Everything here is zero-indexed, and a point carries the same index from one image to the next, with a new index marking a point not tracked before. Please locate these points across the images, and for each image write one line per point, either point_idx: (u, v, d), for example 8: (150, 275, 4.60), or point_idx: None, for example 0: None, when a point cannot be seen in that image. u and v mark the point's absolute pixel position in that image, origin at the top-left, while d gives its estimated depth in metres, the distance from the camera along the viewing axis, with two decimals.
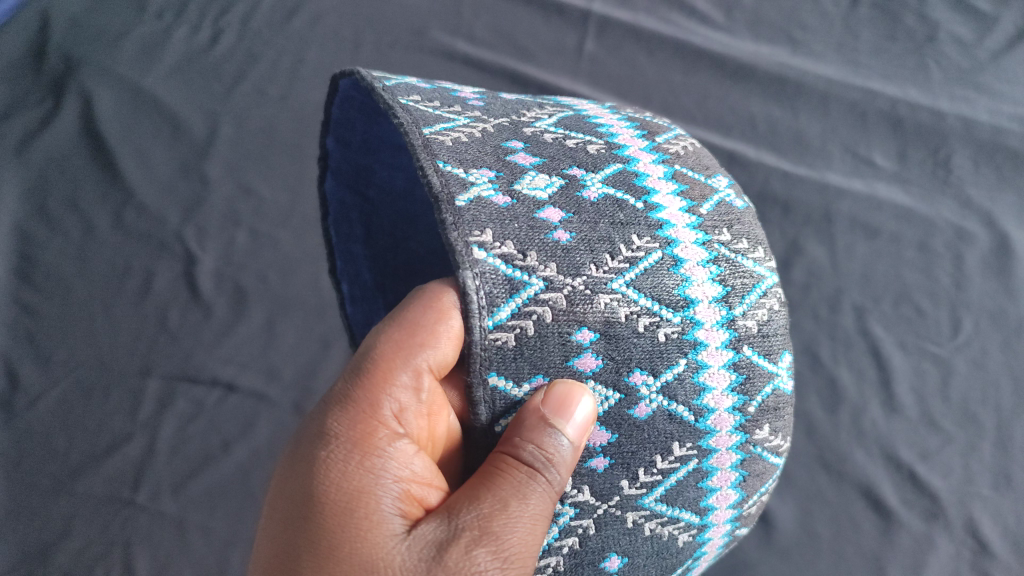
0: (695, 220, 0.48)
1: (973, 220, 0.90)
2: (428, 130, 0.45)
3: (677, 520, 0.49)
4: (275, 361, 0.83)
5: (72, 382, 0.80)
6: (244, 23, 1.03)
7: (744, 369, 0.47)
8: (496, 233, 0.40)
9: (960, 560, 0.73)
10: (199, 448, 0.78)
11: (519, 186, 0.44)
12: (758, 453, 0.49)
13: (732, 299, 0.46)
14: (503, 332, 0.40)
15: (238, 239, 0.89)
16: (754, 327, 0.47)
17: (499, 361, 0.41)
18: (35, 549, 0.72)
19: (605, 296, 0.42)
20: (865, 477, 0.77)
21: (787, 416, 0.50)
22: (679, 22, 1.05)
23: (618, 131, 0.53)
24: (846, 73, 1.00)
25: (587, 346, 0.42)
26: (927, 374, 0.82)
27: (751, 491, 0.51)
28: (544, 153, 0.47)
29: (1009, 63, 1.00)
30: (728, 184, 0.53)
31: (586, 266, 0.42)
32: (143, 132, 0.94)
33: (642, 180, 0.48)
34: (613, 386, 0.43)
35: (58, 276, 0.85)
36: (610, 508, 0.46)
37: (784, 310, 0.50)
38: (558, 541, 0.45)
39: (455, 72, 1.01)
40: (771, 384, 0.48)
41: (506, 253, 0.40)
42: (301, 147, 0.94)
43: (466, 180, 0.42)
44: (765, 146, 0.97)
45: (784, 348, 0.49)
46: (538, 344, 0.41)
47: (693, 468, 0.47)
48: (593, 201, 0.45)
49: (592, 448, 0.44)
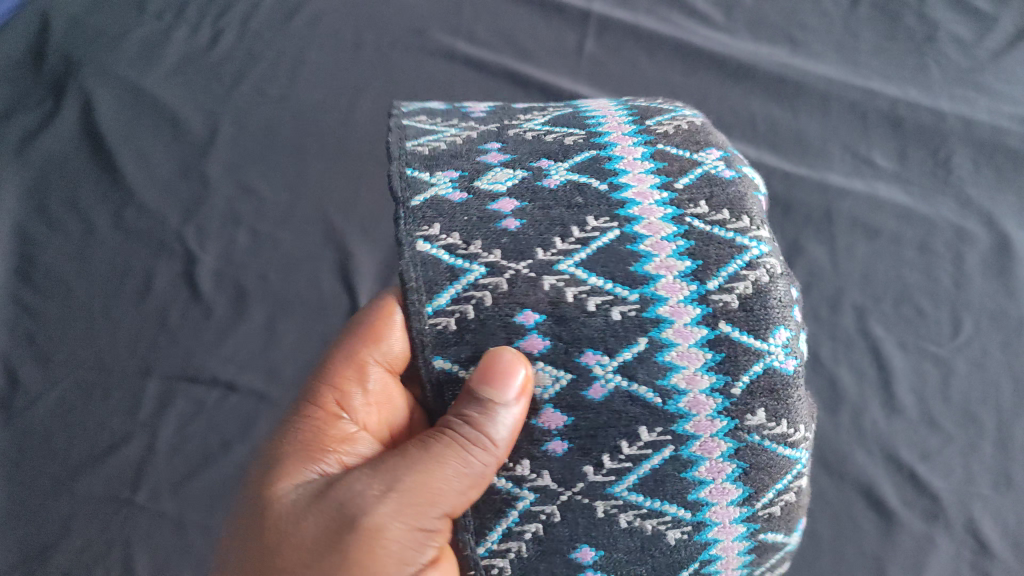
0: (666, 196, 0.47)
1: (973, 220, 0.90)
2: (410, 142, 0.51)
3: (661, 514, 0.46)
4: (275, 361, 0.83)
5: (72, 382, 0.80)
6: (244, 23, 1.02)
7: (725, 347, 0.45)
8: (443, 227, 0.46)
9: (960, 560, 0.72)
10: (199, 447, 0.78)
11: (476, 183, 0.48)
12: (756, 442, 0.45)
13: (703, 274, 0.45)
14: (443, 317, 0.45)
15: (239, 239, 0.89)
16: (734, 301, 0.45)
17: (443, 344, 0.45)
18: (35, 549, 0.72)
19: (550, 277, 0.45)
20: (865, 477, 0.77)
21: (795, 401, 0.46)
22: (679, 22, 1.05)
23: (607, 119, 0.54)
24: (846, 73, 1.00)
25: (530, 327, 0.45)
26: (927, 374, 0.82)
27: (760, 486, 0.47)
28: (517, 149, 0.51)
29: (1009, 63, 1.00)
30: (719, 155, 0.50)
31: (533, 251, 0.46)
32: (143, 131, 0.94)
33: (615, 163, 0.49)
34: (564, 366, 0.45)
35: (58, 276, 0.85)
36: (575, 494, 0.45)
37: (782, 283, 0.46)
38: (518, 526, 0.46)
39: (455, 72, 1.01)
40: (761, 363, 0.45)
41: (450, 243, 0.46)
42: (302, 147, 0.94)
43: (427, 182, 0.48)
44: (765, 146, 0.97)
45: (779, 323, 0.45)
46: (478, 325, 0.45)
47: (669, 455, 0.45)
48: (551, 187, 0.48)
49: (548, 431, 0.46)
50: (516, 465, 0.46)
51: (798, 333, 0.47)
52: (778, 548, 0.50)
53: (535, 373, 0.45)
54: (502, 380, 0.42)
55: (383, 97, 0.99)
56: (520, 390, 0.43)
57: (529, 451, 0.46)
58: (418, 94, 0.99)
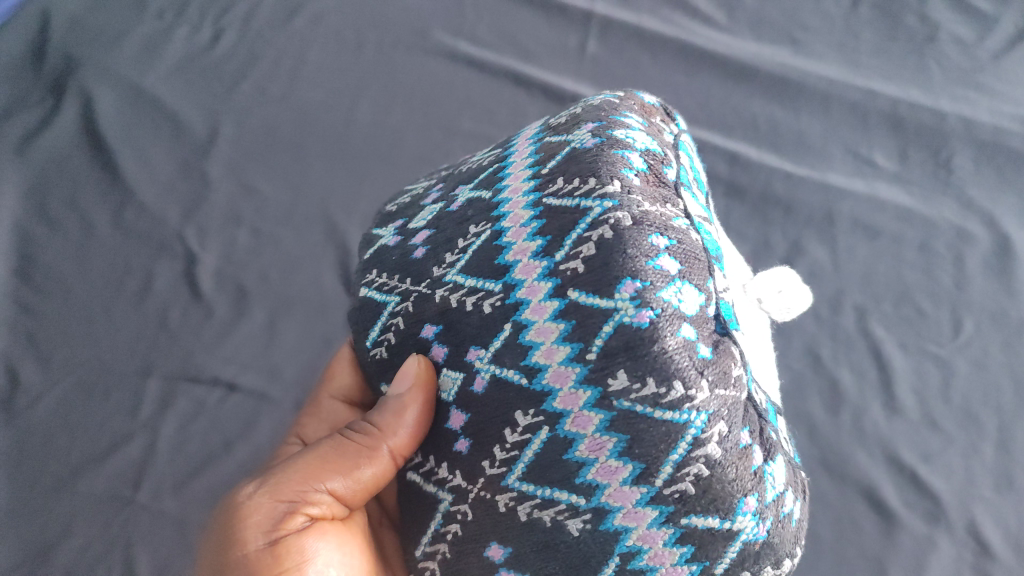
0: (531, 185, 0.46)
1: (974, 221, 0.90)
2: (388, 206, 0.64)
3: (556, 503, 0.42)
4: (276, 361, 0.83)
5: (72, 383, 0.80)
6: (245, 23, 1.02)
7: (573, 313, 0.40)
8: (378, 271, 0.55)
9: (961, 562, 0.72)
10: (201, 447, 0.78)
11: (409, 225, 0.56)
12: (628, 409, 0.39)
13: (552, 248, 0.42)
14: (377, 346, 0.53)
15: (239, 239, 0.89)
16: (580, 266, 0.40)
17: (380, 369, 0.53)
18: (36, 550, 0.72)
19: (439, 290, 0.48)
20: (865, 478, 0.77)
21: (664, 356, 0.38)
22: (680, 22, 1.05)
23: (528, 129, 0.55)
24: (847, 74, 1.00)
25: (433, 339, 0.48)
26: (927, 375, 0.82)
27: (651, 460, 0.39)
28: (446, 188, 0.57)
29: (1010, 63, 1.00)
30: (591, 127, 0.46)
31: (429, 270, 0.50)
32: (143, 131, 0.93)
33: (505, 170, 0.50)
34: (457, 367, 0.46)
35: (59, 276, 0.85)
36: (479, 491, 0.45)
37: (632, 236, 0.40)
38: (442, 528, 0.49)
39: (456, 72, 1.01)
40: (611, 322, 0.39)
41: (380, 283, 0.54)
42: (303, 147, 0.94)
43: (377, 237, 0.59)
44: (766, 146, 0.97)
45: (625, 275, 0.39)
46: (398, 345, 0.51)
47: (547, 437, 0.41)
48: (454, 210, 0.52)
49: (455, 431, 0.47)
50: (438, 468, 0.49)
51: (671, 285, 0.40)
52: (729, 538, 0.40)
53: (439, 379, 0.48)
54: (398, 377, 0.49)
55: (384, 96, 0.99)
56: (416, 382, 0.48)
57: (446, 455, 0.48)
58: (418, 94, 0.99)
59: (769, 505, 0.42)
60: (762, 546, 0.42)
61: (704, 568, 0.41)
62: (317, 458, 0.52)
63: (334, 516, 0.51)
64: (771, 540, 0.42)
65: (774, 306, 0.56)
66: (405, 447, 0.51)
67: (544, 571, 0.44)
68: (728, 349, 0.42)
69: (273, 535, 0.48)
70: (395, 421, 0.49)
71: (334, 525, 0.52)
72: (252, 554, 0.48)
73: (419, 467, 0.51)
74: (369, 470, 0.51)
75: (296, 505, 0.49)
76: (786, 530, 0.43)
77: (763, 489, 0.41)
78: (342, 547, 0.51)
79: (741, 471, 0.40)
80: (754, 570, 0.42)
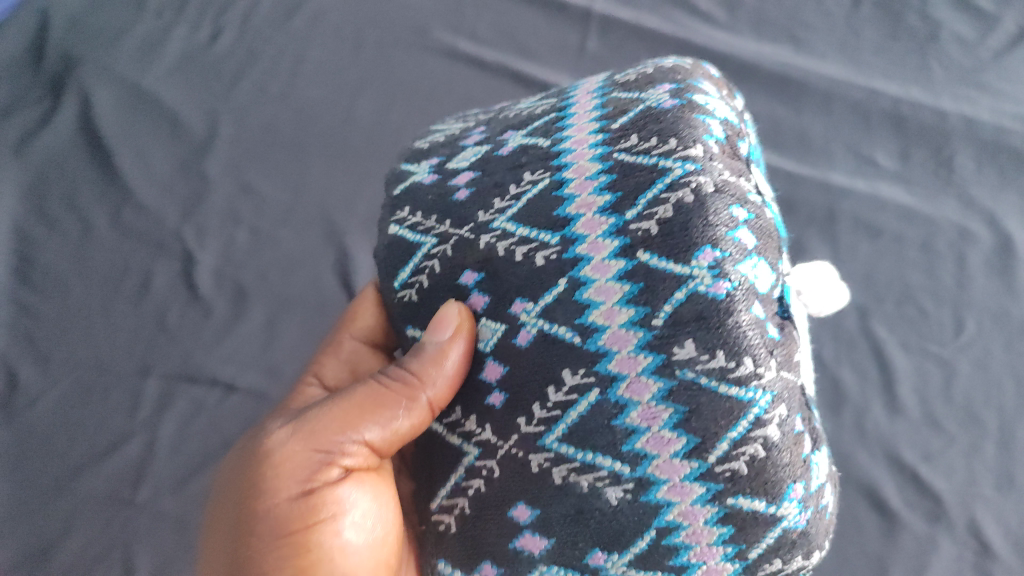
0: (600, 137, 0.45)
1: (976, 220, 0.89)
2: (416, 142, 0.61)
3: (596, 470, 0.43)
4: (276, 361, 0.82)
5: (71, 382, 0.80)
6: (244, 22, 1.01)
7: (642, 276, 0.41)
8: (411, 209, 0.52)
9: (962, 561, 0.73)
10: (199, 448, 0.78)
11: (448, 164, 0.54)
12: (692, 380, 0.40)
13: (626, 206, 0.42)
14: (406, 290, 0.51)
15: (238, 238, 0.88)
16: (655, 228, 0.41)
17: (411, 316, 0.52)
18: (36, 548, 0.72)
19: (485, 236, 0.47)
20: (865, 478, 0.78)
21: (738, 329, 0.39)
22: (682, 21, 1.03)
23: (585, 84, 0.54)
24: (849, 73, 0.99)
25: (472, 287, 0.47)
26: (929, 374, 0.82)
27: (708, 435, 0.40)
28: (492, 130, 0.55)
29: (1011, 62, 0.99)
30: (668, 88, 0.46)
31: (474, 214, 0.48)
32: (142, 130, 0.93)
33: (566, 120, 0.49)
34: (497, 318, 0.46)
35: (58, 275, 0.85)
36: (512, 448, 0.46)
37: (714, 205, 0.41)
38: (464, 482, 0.49)
39: (455, 72, 1.00)
40: (684, 289, 0.40)
41: (413, 222, 0.51)
42: (302, 148, 0.94)
43: (409, 172, 0.55)
44: (767, 146, 0.96)
45: (706, 243, 0.40)
46: (431, 290, 0.50)
47: (596, 400, 0.42)
48: (504, 154, 0.50)
49: (490, 384, 0.47)
50: (466, 421, 0.49)
51: (748, 260, 0.41)
52: (770, 523, 0.41)
53: (478, 329, 0.47)
54: (440, 325, 0.47)
55: (384, 96, 0.98)
56: (459, 331, 0.47)
57: (475, 407, 0.49)
58: (419, 94, 0.98)
59: (811, 495, 0.42)
60: (799, 535, 0.42)
61: (739, 551, 0.42)
62: (353, 406, 0.52)
63: (368, 466, 0.53)
64: (808, 530, 0.42)
65: (814, 299, 0.53)
66: (443, 399, 0.50)
67: (574, 540, 0.45)
68: (790, 334, 0.43)
69: (306, 485, 0.50)
70: (434, 370, 0.48)
71: (370, 475, 0.53)
72: (284, 503, 0.49)
73: (444, 418, 0.51)
74: (406, 423, 0.50)
75: (331, 456, 0.51)
76: (821, 522, 0.44)
77: (808, 478, 0.42)
78: (378, 498, 0.53)
79: (793, 456, 0.41)
80: (784, 559, 0.42)
